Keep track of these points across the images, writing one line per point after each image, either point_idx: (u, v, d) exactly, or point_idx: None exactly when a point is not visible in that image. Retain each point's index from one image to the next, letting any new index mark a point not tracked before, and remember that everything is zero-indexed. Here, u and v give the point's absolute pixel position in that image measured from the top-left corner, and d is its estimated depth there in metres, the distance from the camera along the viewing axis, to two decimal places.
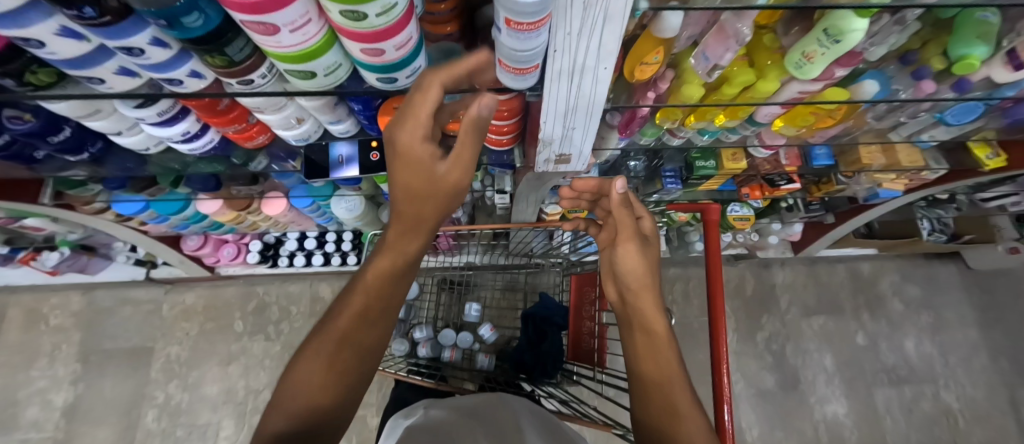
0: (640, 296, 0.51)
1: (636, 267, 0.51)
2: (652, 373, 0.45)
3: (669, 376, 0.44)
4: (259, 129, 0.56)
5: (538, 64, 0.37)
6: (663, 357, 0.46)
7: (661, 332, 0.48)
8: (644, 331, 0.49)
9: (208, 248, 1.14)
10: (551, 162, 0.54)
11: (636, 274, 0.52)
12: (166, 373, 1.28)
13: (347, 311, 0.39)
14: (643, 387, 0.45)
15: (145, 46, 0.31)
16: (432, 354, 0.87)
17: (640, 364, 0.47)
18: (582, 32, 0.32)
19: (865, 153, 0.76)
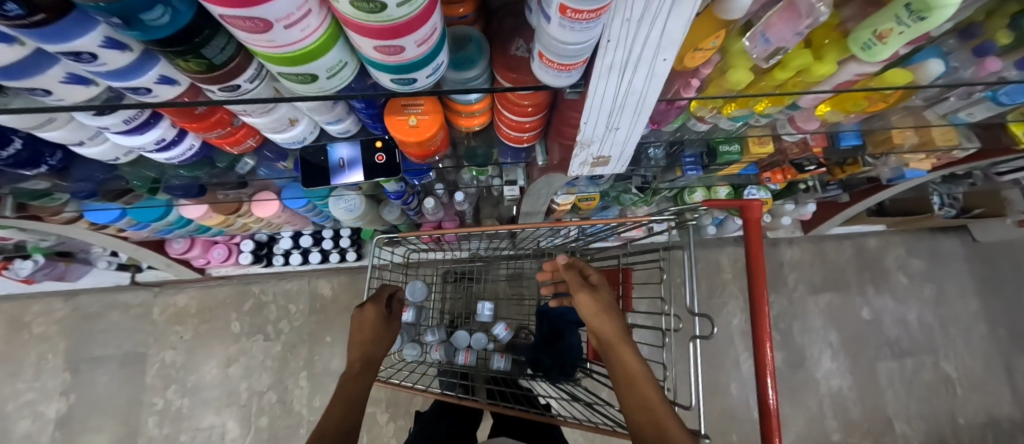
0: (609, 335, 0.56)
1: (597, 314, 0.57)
2: (639, 404, 0.49)
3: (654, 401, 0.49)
4: (246, 132, 0.49)
5: (586, 58, 0.31)
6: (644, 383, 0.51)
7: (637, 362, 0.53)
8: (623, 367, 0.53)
9: (196, 251, 1.07)
10: (586, 165, 0.49)
11: (597, 314, 0.57)
12: (163, 379, 1.23)
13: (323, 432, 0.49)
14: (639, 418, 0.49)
15: (97, 50, 0.24)
16: (446, 358, 0.84)
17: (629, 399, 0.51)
18: (645, 18, 0.26)
19: (897, 133, 0.72)
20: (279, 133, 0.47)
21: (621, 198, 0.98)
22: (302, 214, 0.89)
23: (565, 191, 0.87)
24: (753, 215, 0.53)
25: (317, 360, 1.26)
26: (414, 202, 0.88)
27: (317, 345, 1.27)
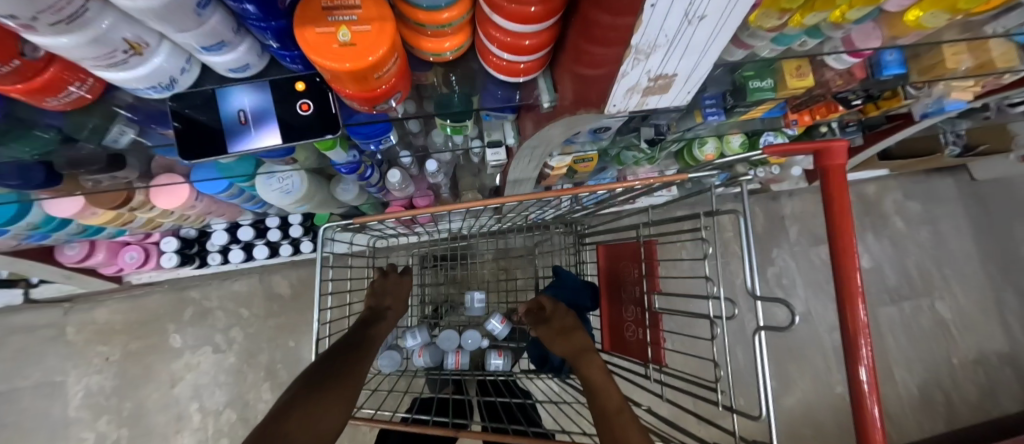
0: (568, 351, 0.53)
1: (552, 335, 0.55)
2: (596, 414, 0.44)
3: (614, 409, 0.43)
4: (64, 71, 0.29)
5: None
6: (607, 395, 0.45)
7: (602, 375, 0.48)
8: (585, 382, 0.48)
9: (102, 256, 0.85)
10: (634, 92, 0.33)
11: (558, 337, 0.55)
12: (91, 409, 1.03)
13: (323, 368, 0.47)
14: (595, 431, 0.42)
15: None
16: (432, 363, 0.70)
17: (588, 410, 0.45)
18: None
19: (952, 55, 0.60)
20: (116, 68, 0.28)
21: (622, 157, 0.84)
22: (230, 201, 0.70)
23: (561, 151, 0.71)
24: (836, 161, 0.42)
25: (281, 368, 1.09)
26: (375, 176, 0.70)
27: (279, 351, 1.10)
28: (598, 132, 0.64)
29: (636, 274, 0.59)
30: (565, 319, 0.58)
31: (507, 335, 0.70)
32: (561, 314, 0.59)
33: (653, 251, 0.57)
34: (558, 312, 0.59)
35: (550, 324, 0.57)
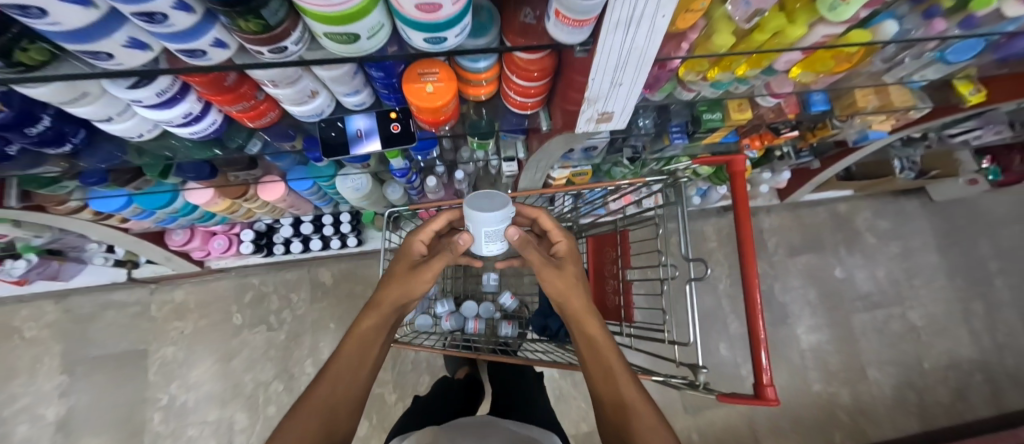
0: (575, 308, 0.54)
1: (558, 285, 0.56)
2: (611, 396, 0.48)
3: (634, 399, 0.46)
4: (268, 106, 0.51)
5: (596, 16, 0.34)
6: (623, 381, 0.48)
7: (614, 355, 0.50)
8: (594, 350, 0.51)
9: (197, 242, 1.08)
10: (592, 122, 0.54)
11: (567, 292, 0.55)
12: (165, 374, 1.23)
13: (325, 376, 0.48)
14: (609, 412, 0.48)
15: (168, 11, 0.27)
16: (456, 327, 0.90)
17: (593, 378, 0.51)
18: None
19: (861, 96, 0.79)
20: (299, 105, 0.50)
21: (612, 172, 1.04)
22: (307, 197, 0.92)
23: (560, 165, 0.91)
24: (739, 168, 0.59)
25: (322, 347, 1.28)
26: (417, 181, 0.91)
27: (321, 332, 1.29)
28: (588, 150, 0.85)
29: (614, 255, 0.78)
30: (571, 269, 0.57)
31: (515, 308, 0.92)
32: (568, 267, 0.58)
33: (627, 238, 0.76)
34: (569, 259, 0.59)
35: (562, 275, 0.56)
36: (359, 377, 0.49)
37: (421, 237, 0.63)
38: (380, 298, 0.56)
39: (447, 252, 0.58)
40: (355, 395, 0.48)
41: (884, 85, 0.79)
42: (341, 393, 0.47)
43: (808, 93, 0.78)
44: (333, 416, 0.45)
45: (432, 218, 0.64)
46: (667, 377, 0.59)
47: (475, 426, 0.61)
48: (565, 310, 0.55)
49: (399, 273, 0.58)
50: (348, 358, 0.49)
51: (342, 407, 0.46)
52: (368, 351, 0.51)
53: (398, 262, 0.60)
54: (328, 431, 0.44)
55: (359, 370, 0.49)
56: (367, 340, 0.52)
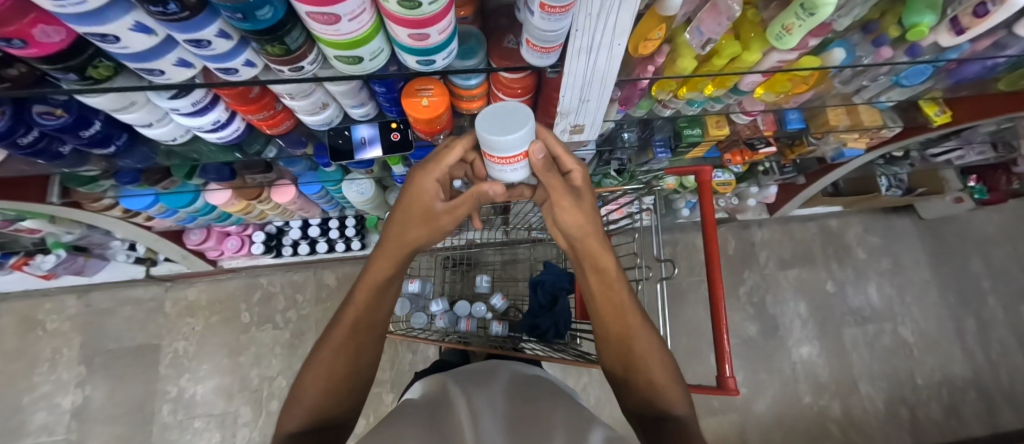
0: (591, 244, 0.53)
1: (574, 219, 0.52)
2: (618, 325, 0.55)
3: (636, 333, 0.54)
4: (285, 116, 0.58)
5: (561, 43, 0.41)
6: (629, 318, 0.54)
7: (623, 289, 0.55)
8: (608, 287, 0.55)
9: (212, 242, 1.15)
10: (567, 132, 0.61)
11: (585, 231, 0.53)
12: (175, 368, 1.30)
13: (342, 323, 0.53)
14: (612, 338, 0.56)
15: (212, 38, 0.34)
16: (449, 325, 0.98)
17: (601, 308, 0.56)
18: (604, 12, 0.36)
19: (832, 115, 0.84)
20: (312, 115, 0.57)
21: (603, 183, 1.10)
22: (316, 201, 0.99)
23: None
24: (706, 177, 0.66)
25: None
26: None
27: None
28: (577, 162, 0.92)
29: None
30: (588, 201, 0.52)
31: (505, 308, 0.99)
32: (587, 197, 0.51)
33: None
34: (584, 187, 0.51)
35: (584, 210, 0.51)
36: (375, 319, 0.54)
37: (437, 173, 0.49)
38: (386, 241, 0.54)
39: (466, 195, 0.51)
40: (375, 338, 0.55)
41: (853, 105, 0.84)
42: (364, 339, 0.53)
43: (783, 112, 0.84)
44: (359, 360, 0.52)
45: (450, 146, 0.48)
46: None
47: (479, 373, 0.62)
48: (577, 238, 0.54)
49: (408, 217, 0.52)
50: (364, 305, 0.53)
51: (366, 346, 0.53)
52: (380, 294, 0.54)
53: (411, 198, 0.51)
54: (357, 365, 0.52)
55: (374, 312, 0.54)
56: (376, 288, 0.54)
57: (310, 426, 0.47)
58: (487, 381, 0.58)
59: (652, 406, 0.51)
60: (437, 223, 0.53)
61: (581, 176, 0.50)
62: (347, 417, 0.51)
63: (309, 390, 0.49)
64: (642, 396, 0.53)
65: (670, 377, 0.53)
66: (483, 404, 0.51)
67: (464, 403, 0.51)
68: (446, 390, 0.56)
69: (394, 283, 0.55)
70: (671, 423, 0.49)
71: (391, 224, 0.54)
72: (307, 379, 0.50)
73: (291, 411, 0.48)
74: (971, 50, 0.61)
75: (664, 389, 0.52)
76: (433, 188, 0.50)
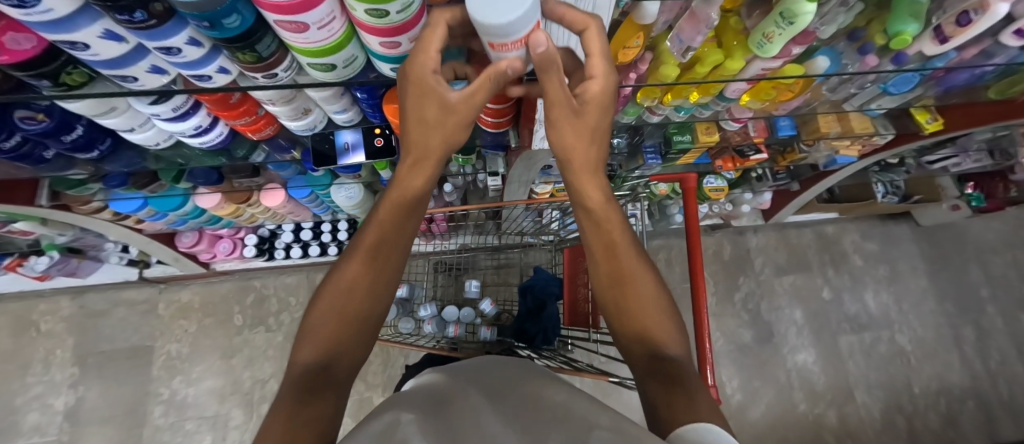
0: (581, 176, 0.47)
1: (573, 137, 0.44)
2: (609, 266, 0.47)
3: (636, 275, 0.46)
4: (267, 121, 0.58)
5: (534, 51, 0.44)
6: (626, 257, 0.47)
7: (619, 227, 0.48)
8: (601, 226, 0.47)
9: (204, 245, 1.16)
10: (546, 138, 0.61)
11: (585, 162, 0.46)
12: (168, 370, 1.29)
13: (358, 255, 0.43)
14: (604, 284, 0.48)
15: (182, 46, 0.34)
16: (438, 330, 0.98)
17: (591, 248, 0.49)
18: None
19: (823, 122, 0.83)
20: (294, 120, 0.57)
21: None
22: (306, 204, 1.00)
23: (543, 180, 0.98)
24: (691, 184, 0.66)
25: None
26: None
27: None
28: None
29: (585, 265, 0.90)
30: (596, 114, 0.43)
31: (494, 314, 0.99)
32: (596, 111, 0.43)
33: None
34: (597, 103, 0.42)
35: (586, 133, 0.44)
36: (398, 246, 0.44)
37: (430, 62, 0.36)
38: (407, 152, 0.44)
39: (482, 75, 0.36)
40: (391, 277, 0.44)
41: (844, 113, 0.83)
42: (371, 275, 0.42)
43: (774, 118, 0.83)
44: (376, 294, 0.43)
45: (433, 27, 0.35)
46: (622, 379, 0.68)
47: (477, 370, 0.58)
48: (567, 166, 0.47)
49: (416, 119, 0.41)
50: (378, 234, 0.43)
51: (378, 284, 0.43)
52: (405, 215, 0.44)
53: (421, 103, 0.39)
54: (375, 298, 0.43)
55: (393, 238, 0.44)
56: (392, 212, 0.44)
57: (312, 367, 0.38)
58: (481, 377, 0.55)
59: (643, 348, 0.44)
60: (447, 127, 0.42)
61: (601, 87, 0.41)
62: (360, 358, 0.42)
63: (316, 328, 0.40)
64: (637, 346, 0.44)
65: (664, 317, 0.45)
66: (479, 395, 0.48)
67: (462, 395, 0.48)
68: (451, 385, 0.52)
69: (415, 212, 0.45)
70: (671, 373, 0.41)
71: (399, 134, 0.43)
72: (308, 321, 0.41)
73: (299, 352, 0.39)
74: (959, 58, 0.61)
75: (662, 334, 0.44)
76: (434, 88, 0.38)
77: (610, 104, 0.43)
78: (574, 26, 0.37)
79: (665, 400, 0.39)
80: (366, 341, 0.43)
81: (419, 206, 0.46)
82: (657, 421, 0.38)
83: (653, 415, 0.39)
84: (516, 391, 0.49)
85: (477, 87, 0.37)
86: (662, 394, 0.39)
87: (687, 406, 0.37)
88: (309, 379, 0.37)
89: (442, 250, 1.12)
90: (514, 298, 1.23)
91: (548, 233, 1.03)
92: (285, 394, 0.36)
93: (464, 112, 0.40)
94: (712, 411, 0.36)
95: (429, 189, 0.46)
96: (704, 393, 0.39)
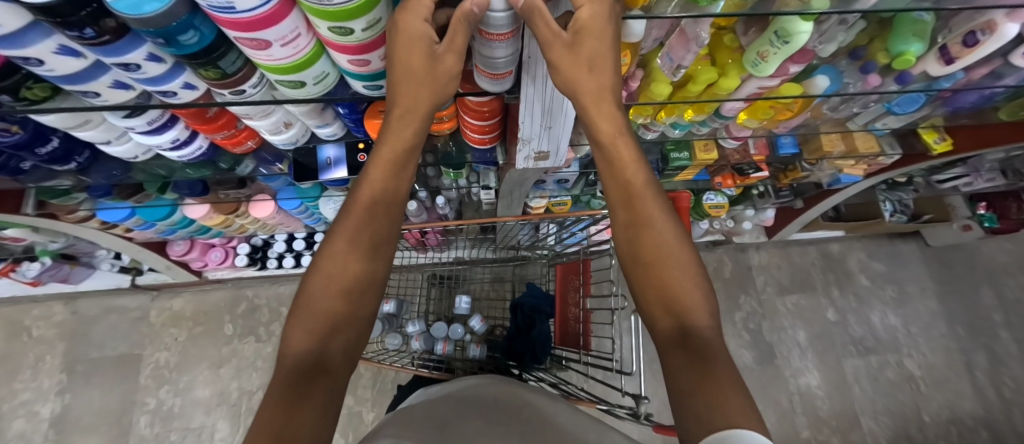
0: (589, 105, 0.44)
1: (581, 78, 0.41)
2: (627, 212, 0.46)
3: (656, 220, 0.45)
4: (248, 134, 0.57)
5: (512, 70, 0.42)
6: (643, 199, 0.46)
7: (637, 168, 0.46)
8: (617, 167, 0.47)
9: (195, 253, 1.16)
10: (531, 159, 0.60)
11: (597, 90, 0.43)
12: (156, 379, 1.28)
13: (344, 231, 0.43)
14: (621, 231, 0.47)
15: (141, 62, 0.33)
16: (426, 346, 0.97)
17: (610, 193, 0.48)
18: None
19: (826, 141, 0.80)
20: (275, 134, 0.56)
21: (592, 203, 1.07)
22: (296, 215, 0.99)
23: (537, 194, 0.96)
24: (683, 204, 0.66)
25: None
26: None
27: None
28: (561, 182, 0.90)
29: (577, 283, 0.88)
30: (603, 47, 0.40)
31: (484, 331, 0.97)
32: (599, 41, 0.39)
33: (588, 268, 0.85)
34: (590, 30, 0.38)
35: (587, 65, 0.41)
36: (395, 197, 0.47)
37: (422, 13, 0.35)
38: (395, 101, 0.42)
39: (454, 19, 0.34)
40: (395, 220, 0.47)
41: (849, 132, 0.81)
42: (377, 221, 0.45)
43: (775, 136, 0.81)
44: (374, 252, 0.44)
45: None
46: (612, 408, 0.64)
47: (479, 390, 0.55)
48: (577, 99, 0.44)
49: (406, 71, 0.39)
50: (383, 184, 0.46)
51: (380, 234, 0.45)
52: (396, 172, 0.47)
53: (405, 53, 0.36)
54: (372, 253, 0.44)
55: (393, 189, 0.47)
56: (400, 153, 0.46)
57: (306, 355, 0.37)
58: (483, 399, 0.53)
59: (669, 317, 0.42)
60: (437, 76, 0.41)
61: (591, 14, 0.37)
62: (355, 339, 0.42)
63: (307, 318, 0.39)
64: (656, 305, 0.43)
65: (689, 282, 0.43)
66: (481, 423, 0.46)
67: (463, 423, 0.46)
68: (446, 410, 0.49)
69: (400, 174, 0.47)
70: (691, 339, 0.39)
71: (393, 86, 0.41)
72: (312, 287, 0.41)
73: (290, 343, 0.38)
74: (966, 79, 0.58)
75: (685, 299, 0.42)
76: (423, 34, 0.36)
77: (610, 28, 0.39)
78: None
79: (684, 366, 0.37)
80: (365, 318, 0.43)
81: (407, 159, 0.47)
82: (674, 387, 0.37)
83: (674, 392, 0.37)
84: (520, 421, 0.47)
85: (453, 37, 0.37)
86: (680, 363, 0.38)
87: (706, 381, 0.35)
88: (304, 366, 0.36)
89: (435, 262, 1.09)
90: (506, 314, 1.19)
91: (542, 247, 1.00)
92: (281, 378, 0.35)
93: (450, 62, 0.39)
94: (735, 389, 0.34)
95: (416, 150, 0.47)
96: (727, 359, 0.37)
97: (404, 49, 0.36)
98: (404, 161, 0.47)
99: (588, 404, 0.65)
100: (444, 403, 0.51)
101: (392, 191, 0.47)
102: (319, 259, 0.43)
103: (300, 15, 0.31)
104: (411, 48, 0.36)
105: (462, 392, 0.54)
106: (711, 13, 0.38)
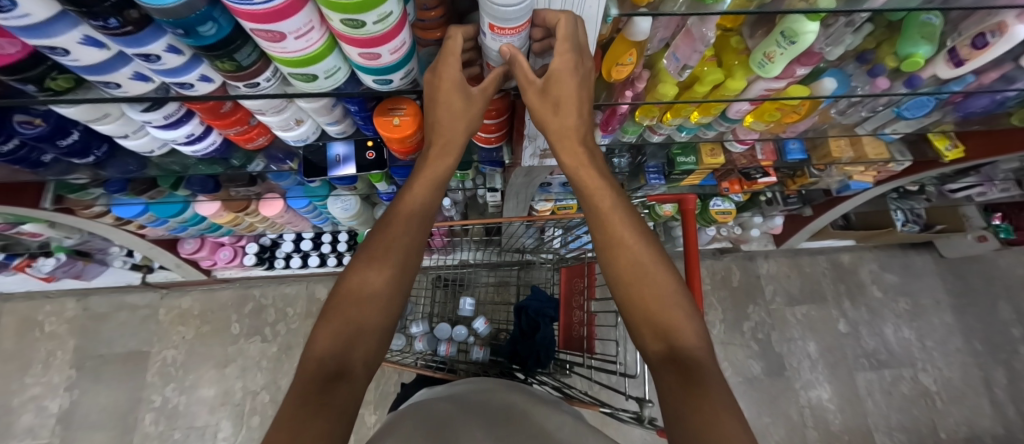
0: (556, 141, 0.47)
1: (551, 117, 0.45)
2: (600, 235, 0.46)
3: (628, 241, 0.45)
4: (260, 130, 0.58)
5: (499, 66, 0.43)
6: (615, 224, 0.46)
7: (606, 193, 0.47)
8: (586, 194, 0.48)
9: (205, 252, 1.17)
10: (536, 156, 0.63)
11: (560, 130, 0.46)
12: (162, 377, 1.29)
13: (380, 243, 0.45)
14: (598, 254, 0.46)
15: (161, 53, 0.34)
16: (429, 347, 0.98)
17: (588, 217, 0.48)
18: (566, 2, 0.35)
19: (835, 146, 0.79)
20: (287, 131, 0.57)
21: None
22: (304, 215, 1.00)
23: (542, 197, 0.96)
24: (690, 206, 0.66)
25: None
26: None
27: None
28: (566, 184, 0.91)
29: (582, 286, 0.88)
30: (572, 95, 0.43)
31: (487, 333, 0.98)
32: (567, 89, 0.43)
33: (593, 270, 0.84)
34: (562, 78, 0.42)
35: (553, 108, 0.44)
36: (430, 213, 0.50)
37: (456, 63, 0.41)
38: (437, 134, 0.49)
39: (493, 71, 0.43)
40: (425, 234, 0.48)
41: (857, 137, 0.80)
42: (410, 232, 0.47)
43: (783, 141, 0.80)
44: (403, 269, 0.45)
45: (452, 38, 0.40)
46: (616, 410, 0.63)
47: (481, 395, 0.54)
48: (548, 136, 0.48)
49: (449, 113, 0.46)
50: (423, 199, 0.49)
51: (412, 248, 0.46)
52: (435, 191, 0.51)
53: (445, 99, 0.44)
54: (404, 270, 0.45)
55: (431, 208, 0.50)
56: (438, 173, 0.51)
57: (327, 360, 0.37)
58: (487, 403, 0.52)
59: (658, 339, 0.41)
60: (472, 115, 0.47)
61: (561, 65, 0.40)
62: (377, 349, 0.41)
63: (334, 323, 0.40)
64: (644, 326, 0.42)
65: (670, 301, 0.42)
66: (483, 437, 0.44)
67: (466, 433, 0.44)
68: (451, 413, 0.48)
69: (437, 190, 0.51)
70: (683, 359, 0.38)
71: (435, 122, 0.48)
72: (346, 296, 0.42)
73: (314, 345, 0.38)
74: (977, 83, 0.58)
75: (668, 317, 0.41)
76: (458, 80, 0.42)
77: (577, 76, 0.42)
78: (547, 22, 0.38)
79: (678, 388, 0.36)
80: (389, 329, 0.42)
81: (443, 181, 0.51)
82: (666, 410, 0.37)
83: (669, 413, 0.36)
84: (521, 435, 0.45)
85: (485, 85, 0.44)
86: (673, 384, 0.37)
87: (705, 409, 0.34)
88: (326, 371, 0.36)
89: (441, 264, 1.10)
90: (510, 317, 1.19)
91: (546, 251, 1.00)
92: (302, 384, 0.35)
93: (480, 102, 0.46)
94: (732, 413, 0.33)
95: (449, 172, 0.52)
96: (720, 378, 0.37)
97: (444, 92, 0.43)
98: (438, 182, 0.51)
99: (590, 407, 0.64)
100: (445, 404, 0.51)
101: (429, 205, 0.50)
102: (350, 269, 0.44)
103: (313, 8, 0.32)
104: (450, 93, 0.43)
105: (467, 395, 0.54)
106: (717, 11, 0.39)
